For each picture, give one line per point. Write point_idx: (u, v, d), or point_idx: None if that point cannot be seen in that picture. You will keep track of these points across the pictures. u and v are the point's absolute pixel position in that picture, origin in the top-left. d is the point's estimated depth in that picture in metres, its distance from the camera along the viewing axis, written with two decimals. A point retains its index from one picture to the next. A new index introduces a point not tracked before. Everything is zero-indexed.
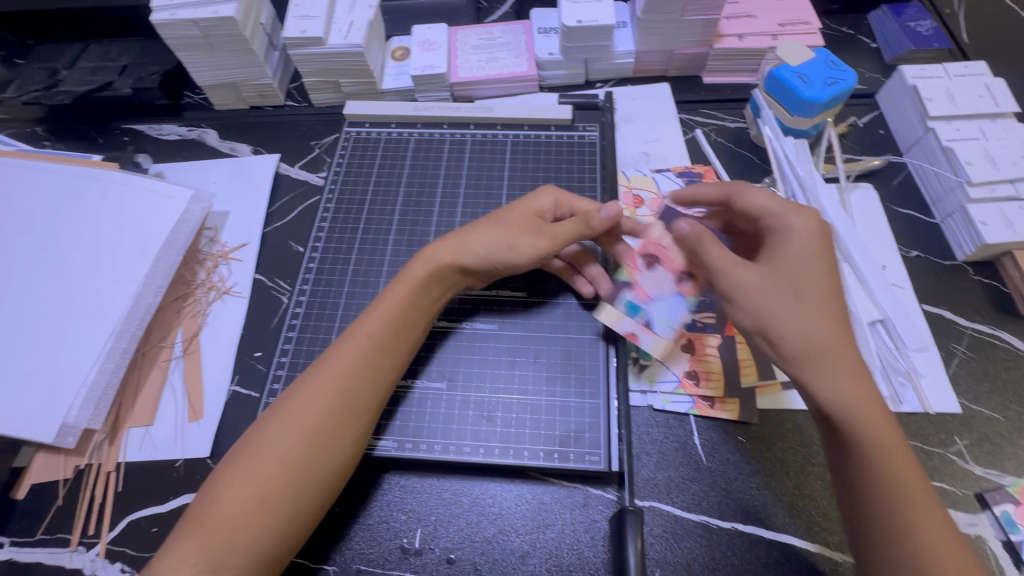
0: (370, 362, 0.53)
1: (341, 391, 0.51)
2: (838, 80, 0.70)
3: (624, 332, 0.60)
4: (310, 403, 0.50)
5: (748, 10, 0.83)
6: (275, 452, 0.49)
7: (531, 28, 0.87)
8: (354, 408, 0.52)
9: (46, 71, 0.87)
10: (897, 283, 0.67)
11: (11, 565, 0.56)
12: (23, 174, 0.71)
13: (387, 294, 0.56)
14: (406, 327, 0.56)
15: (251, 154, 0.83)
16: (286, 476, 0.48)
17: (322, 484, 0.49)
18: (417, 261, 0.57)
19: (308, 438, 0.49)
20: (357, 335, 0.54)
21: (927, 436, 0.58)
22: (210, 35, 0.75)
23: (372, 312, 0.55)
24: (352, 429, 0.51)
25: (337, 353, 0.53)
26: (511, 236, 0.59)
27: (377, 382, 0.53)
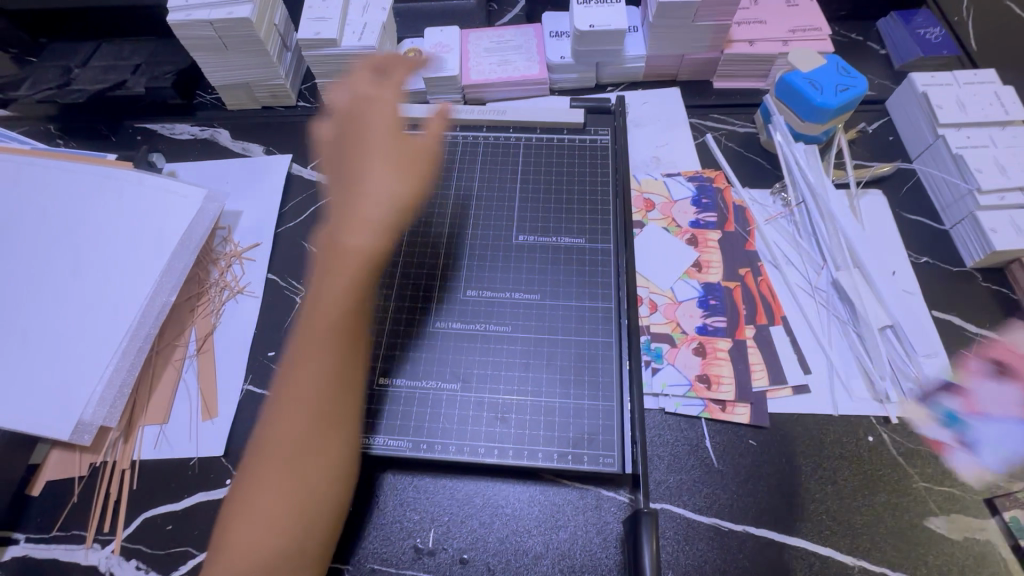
0: (337, 367, 0.54)
1: (317, 404, 0.52)
2: (850, 86, 0.71)
3: (933, 439, 0.59)
4: (295, 424, 0.52)
5: (759, 17, 0.84)
6: (277, 478, 0.50)
7: (542, 31, 0.88)
8: (337, 416, 0.53)
9: (59, 70, 0.87)
10: (907, 289, 0.68)
11: (27, 562, 0.57)
12: (38, 172, 0.71)
13: (326, 291, 0.55)
14: (359, 319, 0.56)
15: (264, 154, 0.83)
16: (295, 496, 0.50)
17: (333, 495, 0.52)
18: (345, 249, 0.57)
19: (302, 456, 0.51)
20: (318, 346, 0.54)
21: (938, 441, 0.59)
22: (225, 35, 0.76)
23: (319, 315, 0.55)
24: (340, 434, 0.53)
25: (304, 370, 0.53)
26: (409, 174, 0.62)
27: (349, 382, 0.54)
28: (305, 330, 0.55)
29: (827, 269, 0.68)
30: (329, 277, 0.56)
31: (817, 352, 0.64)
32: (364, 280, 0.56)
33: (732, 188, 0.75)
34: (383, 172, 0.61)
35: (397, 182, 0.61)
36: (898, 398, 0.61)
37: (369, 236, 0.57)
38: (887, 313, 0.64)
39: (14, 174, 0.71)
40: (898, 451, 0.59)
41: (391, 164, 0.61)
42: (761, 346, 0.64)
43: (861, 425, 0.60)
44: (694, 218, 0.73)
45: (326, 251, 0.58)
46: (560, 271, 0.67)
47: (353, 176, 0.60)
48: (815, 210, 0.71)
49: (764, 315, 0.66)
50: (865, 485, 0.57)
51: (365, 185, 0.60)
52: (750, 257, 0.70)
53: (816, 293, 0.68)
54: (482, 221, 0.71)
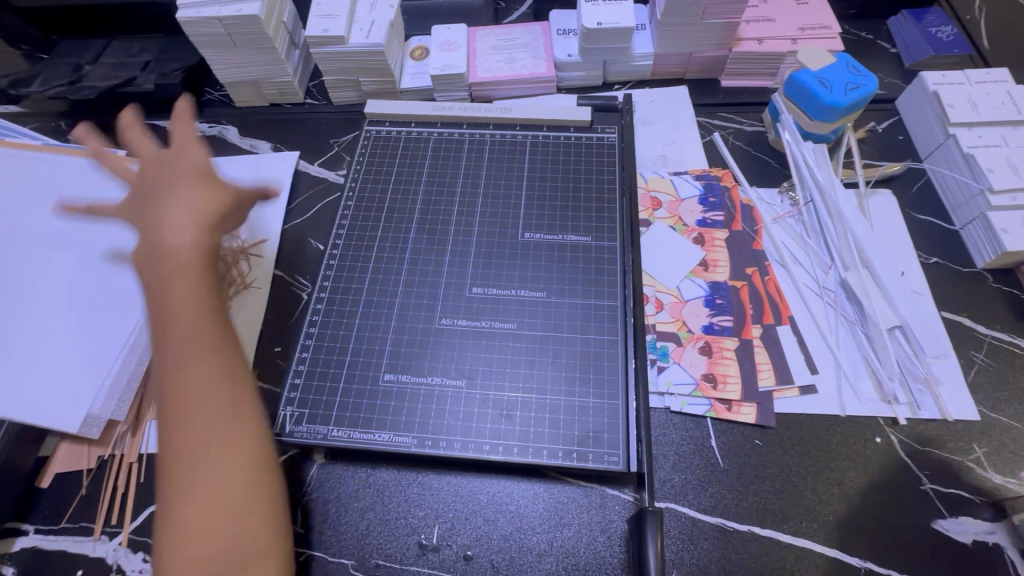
0: (214, 358, 0.50)
1: (201, 402, 0.48)
2: (860, 85, 0.70)
3: None
4: (185, 429, 0.47)
5: (768, 15, 0.84)
6: (187, 488, 0.45)
7: (550, 29, 0.87)
8: (231, 407, 0.49)
9: (69, 66, 0.88)
10: (916, 289, 0.67)
11: (36, 552, 0.57)
12: (50, 168, 0.72)
13: (169, 289, 0.50)
14: (218, 306, 0.52)
15: (271, 151, 0.84)
16: (214, 499, 0.45)
17: (262, 486, 0.48)
18: (169, 251, 0.52)
19: (205, 460, 0.46)
20: (188, 342, 0.49)
21: (946, 443, 0.58)
22: (233, 32, 0.76)
23: (171, 311, 0.50)
24: (244, 425, 0.49)
25: (179, 373, 0.48)
26: (208, 182, 0.56)
27: (235, 371, 0.50)
28: (160, 335, 0.49)
29: (835, 269, 0.68)
30: (158, 282, 0.51)
31: (825, 353, 0.63)
32: (203, 274, 0.52)
33: (740, 187, 0.75)
34: (183, 184, 0.56)
35: (185, 197, 0.55)
36: (906, 399, 0.60)
37: (192, 234, 0.53)
38: (896, 313, 0.63)
39: (26, 169, 0.71)
40: (906, 452, 0.58)
41: (189, 179, 0.57)
42: (768, 345, 0.64)
43: (869, 426, 0.60)
44: (701, 217, 0.73)
45: (150, 257, 0.52)
46: (565, 269, 0.66)
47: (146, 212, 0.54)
48: (823, 209, 0.70)
49: (771, 315, 0.66)
50: (872, 487, 0.56)
51: (158, 214, 0.54)
52: (758, 257, 0.69)
53: (824, 293, 0.67)
54: (487, 219, 0.71)
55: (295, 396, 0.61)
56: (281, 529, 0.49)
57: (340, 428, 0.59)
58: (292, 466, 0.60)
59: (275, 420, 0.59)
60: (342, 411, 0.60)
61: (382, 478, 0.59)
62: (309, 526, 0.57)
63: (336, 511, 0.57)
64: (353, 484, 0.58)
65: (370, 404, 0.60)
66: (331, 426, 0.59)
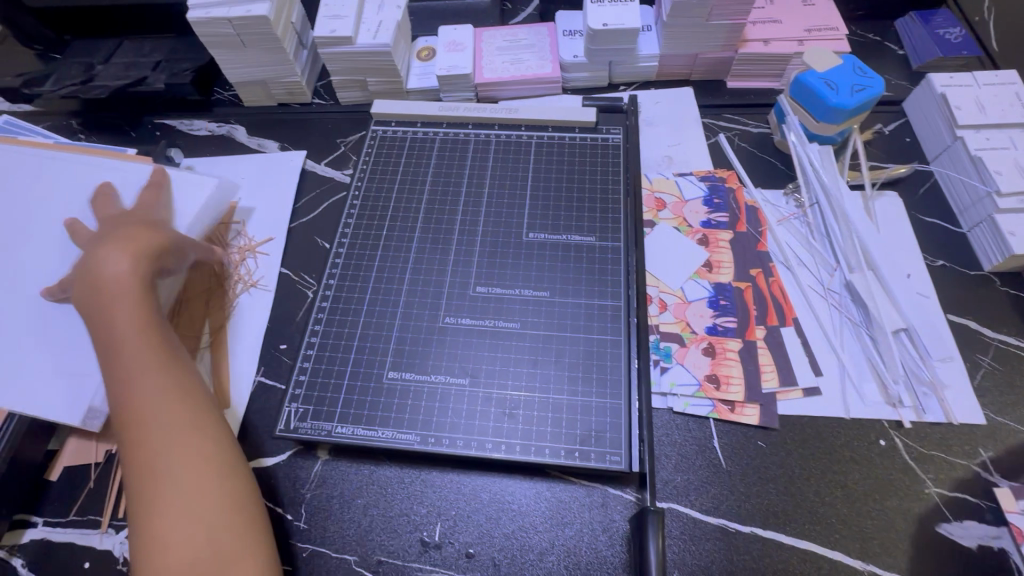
0: (163, 378, 0.53)
1: (156, 420, 0.51)
2: (866, 87, 0.70)
3: None
4: (143, 449, 0.50)
5: (774, 16, 0.83)
6: (155, 502, 0.48)
7: (556, 30, 0.88)
8: (187, 421, 0.52)
9: (82, 66, 0.89)
10: (922, 292, 0.67)
11: (44, 544, 0.58)
12: (61, 164, 0.73)
13: (114, 323, 0.54)
14: (164, 332, 0.56)
15: (278, 150, 0.85)
16: (183, 508, 0.48)
17: (230, 489, 0.51)
18: (110, 281, 0.56)
19: (165, 473, 0.49)
20: (134, 368, 0.52)
21: (951, 446, 0.58)
22: (242, 33, 0.77)
23: (118, 342, 0.53)
24: (202, 436, 0.52)
25: (130, 397, 0.51)
26: (144, 229, 0.61)
27: (186, 388, 0.54)
28: (108, 368, 0.53)
29: (840, 271, 0.68)
30: (103, 319, 0.54)
31: (829, 355, 0.63)
32: (142, 298, 0.56)
33: (745, 188, 0.75)
34: (125, 232, 0.60)
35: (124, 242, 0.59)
36: (911, 402, 0.60)
37: (126, 262, 0.57)
38: (901, 316, 0.63)
39: (38, 166, 0.72)
40: (911, 456, 0.58)
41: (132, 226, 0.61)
42: (772, 347, 0.64)
43: (873, 429, 0.59)
44: (705, 218, 0.73)
45: (94, 290, 0.56)
46: (569, 269, 0.67)
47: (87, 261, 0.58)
48: (829, 211, 0.70)
49: (775, 316, 0.65)
50: (876, 490, 0.56)
51: (98, 259, 0.57)
52: (762, 258, 0.69)
53: (829, 295, 0.67)
54: (492, 219, 0.71)
55: (300, 392, 0.61)
56: (259, 528, 0.51)
57: (344, 425, 0.59)
58: (296, 462, 0.60)
59: (281, 416, 0.60)
60: (346, 408, 0.60)
61: (385, 475, 0.59)
62: (313, 522, 0.57)
63: (340, 507, 0.58)
64: (356, 481, 0.59)
65: (374, 402, 0.60)
66: (335, 423, 0.60)
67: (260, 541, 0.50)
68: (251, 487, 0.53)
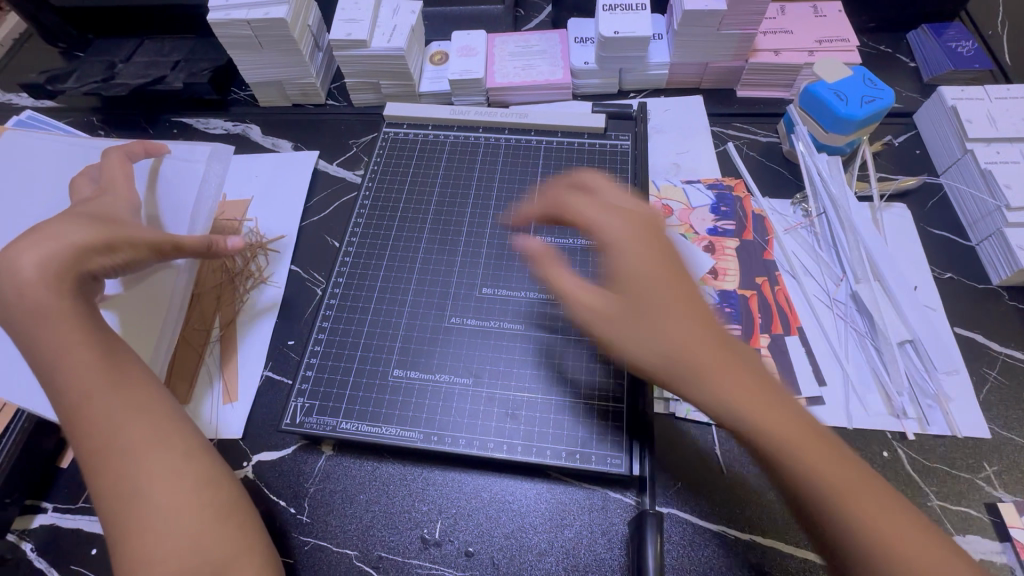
0: (118, 397, 0.50)
1: (114, 431, 0.49)
2: (876, 98, 0.70)
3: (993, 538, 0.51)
4: (109, 470, 0.48)
5: (785, 26, 0.84)
6: (133, 520, 0.47)
7: (567, 37, 0.89)
8: (152, 437, 0.50)
9: (103, 64, 0.92)
10: (928, 304, 0.66)
11: (53, 530, 0.59)
12: (79, 157, 0.74)
13: (49, 347, 0.50)
14: (113, 348, 0.53)
15: (292, 150, 0.86)
16: (164, 523, 0.47)
17: (214, 496, 0.50)
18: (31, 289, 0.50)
19: (139, 491, 0.47)
20: (77, 379, 0.50)
21: (956, 460, 0.58)
22: (260, 34, 0.79)
23: (56, 369, 0.50)
24: (171, 448, 0.50)
25: (83, 422, 0.49)
26: (84, 220, 0.54)
27: (146, 405, 0.52)
28: (52, 392, 0.50)
29: (847, 281, 0.68)
30: (36, 346, 0.50)
31: (833, 365, 0.63)
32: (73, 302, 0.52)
33: (752, 197, 0.75)
34: (57, 226, 0.53)
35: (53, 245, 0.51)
36: (916, 414, 0.60)
37: (53, 264, 0.51)
38: (907, 327, 0.63)
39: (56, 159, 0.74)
40: (914, 468, 0.58)
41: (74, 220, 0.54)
42: (776, 355, 0.64)
43: (876, 440, 0.59)
44: (712, 225, 0.73)
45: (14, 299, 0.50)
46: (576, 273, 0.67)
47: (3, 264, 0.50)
48: (836, 221, 0.70)
49: (779, 325, 0.66)
50: None
51: (16, 268, 0.50)
52: (768, 267, 0.69)
53: (835, 306, 0.67)
54: (500, 221, 0.72)
55: (307, 387, 0.62)
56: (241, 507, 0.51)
57: (348, 421, 0.60)
58: (301, 456, 0.61)
59: (287, 411, 0.61)
60: (351, 404, 0.61)
61: (387, 471, 0.60)
62: (316, 515, 0.58)
63: (342, 501, 0.58)
64: (360, 477, 0.60)
65: (379, 399, 0.61)
66: (340, 418, 0.60)
67: (255, 542, 0.50)
68: (223, 471, 0.53)
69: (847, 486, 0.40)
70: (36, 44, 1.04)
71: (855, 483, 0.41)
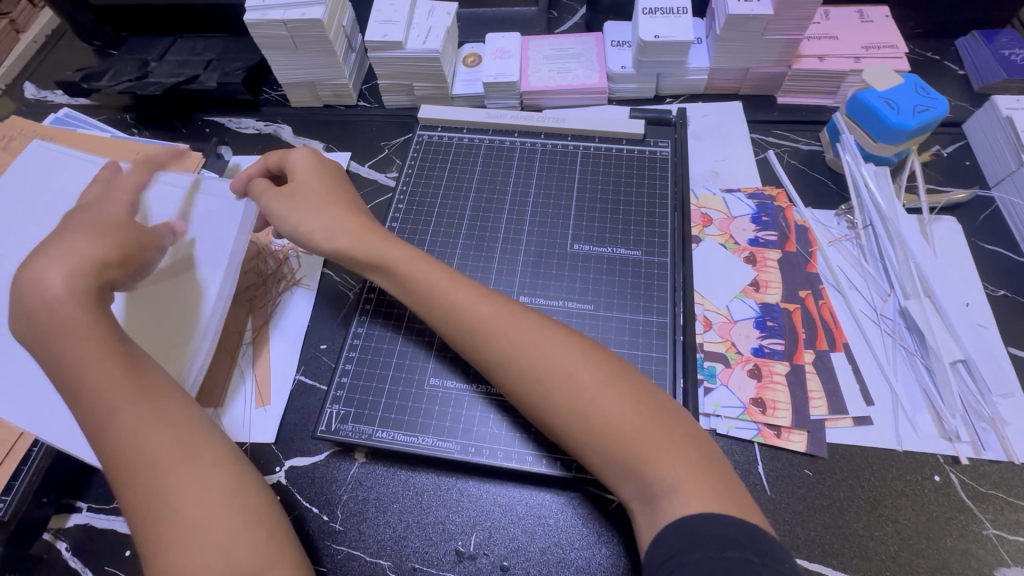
0: (140, 407, 0.48)
1: (136, 442, 0.46)
2: (928, 107, 0.67)
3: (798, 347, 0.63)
4: (135, 486, 0.45)
5: (831, 32, 0.82)
6: (161, 535, 0.43)
7: (603, 40, 0.87)
8: (177, 447, 0.47)
9: (137, 63, 0.92)
10: (982, 322, 0.64)
11: (88, 530, 0.59)
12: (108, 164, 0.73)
13: (76, 360, 0.49)
14: (140, 360, 0.51)
15: (324, 151, 0.86)
16: (192, 532, 0.44)
17: (245, 505, 0.46)
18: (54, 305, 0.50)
19: (167, 504, 0.44)
20: (96, 390, 0.48)
21: (1012, 487, 0.55)
22: (297, 35, 0.78)
23: (80, 388, 0.48)
24: (194, 455, 0.47)
25: (110, 438, 0.46)
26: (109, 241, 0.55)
27: (171, 416, 0.49)
28: (78, 407, 0.48)
29: (895, 296, 0.65)
30: (66, 363, 0.49)
31: (881, 383, 0.61)
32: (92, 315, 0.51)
33: (795, 207, 0.73)
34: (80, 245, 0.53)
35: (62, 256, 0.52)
36: (969, 438, 0.58)
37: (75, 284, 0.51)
38: (959, 346, 0.61)
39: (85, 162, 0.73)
40: (967, 493, 0.55)
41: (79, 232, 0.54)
42: (821, 371, 0.62)
43: (928, 463, 0.57)
44: (753, 236, 0.71)
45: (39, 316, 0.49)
46: (615, 283, 0.66)
47: (27, 280, 0.50)
48: (883, 233, 0.68)
49: (824, 341, 0.63)
50: (931, 527, 0.54)
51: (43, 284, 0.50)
52: (812, 280, 0.67)
53: (882, 321, 0.65)
54: (536, 228, 0.71)
55: (342, 394, 0.62)
56: (274, 515, 0.48)
57: (384, 429, 0.60)
58: (335, 463, 0.61)
59: (322, 417, 0.61)
60: (387, 412, 0.60)
61: (421, 481, 0.59)
62: (349, 524, 0.57)
63: (376, 510, 0.58)
64: (393, 486, 0.59)
65: (413, 407, 0.60)
66: (376, 426, 0.60)
67: (290, 553, 0.46)
68: (252, 479, 0.49)
69: (487, 330, 0.51)
70: (71, 41, 1.05)
71: (506, 323, 0.51)
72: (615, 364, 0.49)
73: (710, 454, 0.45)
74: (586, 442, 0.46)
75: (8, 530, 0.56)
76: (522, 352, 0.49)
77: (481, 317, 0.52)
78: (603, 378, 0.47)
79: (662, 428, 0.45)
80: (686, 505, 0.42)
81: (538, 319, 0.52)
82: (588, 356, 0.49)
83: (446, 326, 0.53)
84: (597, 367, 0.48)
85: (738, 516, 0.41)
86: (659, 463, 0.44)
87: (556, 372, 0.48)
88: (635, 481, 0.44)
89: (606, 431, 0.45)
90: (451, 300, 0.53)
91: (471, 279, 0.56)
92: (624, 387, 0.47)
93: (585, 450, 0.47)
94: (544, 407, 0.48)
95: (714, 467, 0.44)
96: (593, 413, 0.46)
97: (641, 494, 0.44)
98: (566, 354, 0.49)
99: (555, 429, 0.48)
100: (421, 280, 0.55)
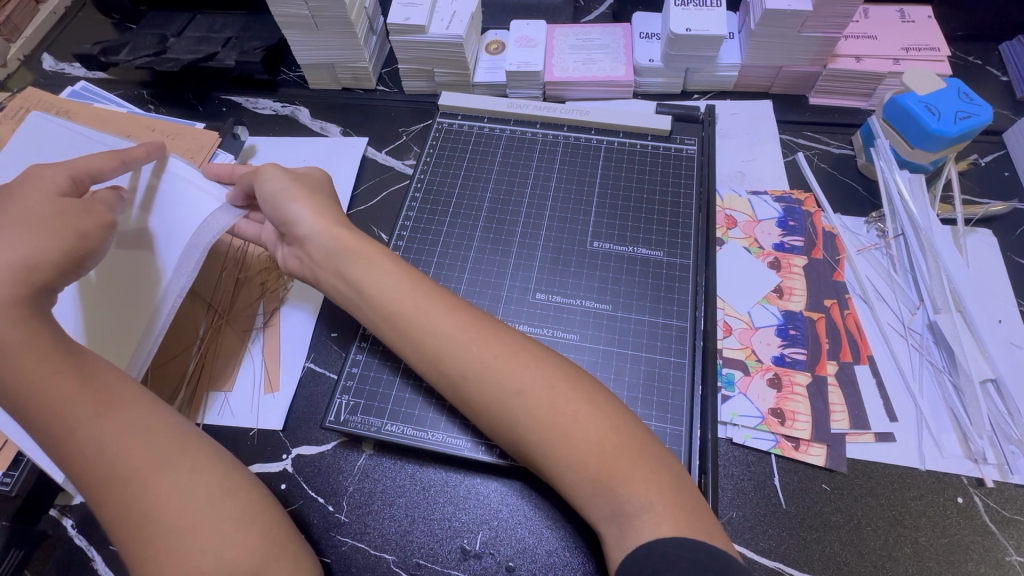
0: (110, 420, 0.46)
1: (106, 458, 0.45)
2: (970, 115, 0.64)
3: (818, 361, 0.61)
4: (112, 498, 0.44)
5: (870, 31, 0.78)
6: (148, 546, 0.43)
7: (631, 32, 0.85)
8: (152, 458, 0.45)
9: (155, 38, 0.91)
10: (1015, 340, 0.61)
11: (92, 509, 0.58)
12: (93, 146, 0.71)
13: (24, 374, 0.47)
14: (93, 370, 0.49)
15: (341, 135, 0.84)
16: (182, 539, 0.43)
17: (235, 507, 0.46)
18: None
19: (150, 514, 0.43)
20: (60, 410, 0.46)
21: None
22: (317, 15, 0.76)
23: (44, 407, 0.46)
24: (170, 463, 0.46)
25: (80, 455, 0.45)
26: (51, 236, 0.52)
27: (145, 425, 0.47)
28: (45, 427, 0.46)
29: (924, 310, 0.63)
30: (11, 379, 0.47)
31: (906, 399, 0.59)
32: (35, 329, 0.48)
33: (823, 213, 0.71)
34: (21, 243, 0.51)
35: (36, 244, 0.51)
36: (996, 460, 0.56)
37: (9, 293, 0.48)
38: (990, 365, 0.59)
39: (74, 141, 0.71)
40: (991, 518, 0.53)
41: (40, 220, 0.52)
42: (844, 384, 0.60)
43: (952, 484, 0.55)
44: (779, 241, 0.69)
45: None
46: (636, 285, 0.64)
47: None
48: (915, 244, 0.66)
49: (849, 352, 0.61)
50: (951, 550, 0.52)
51: None
52: (838, 288, 0.65)
53: (909, 335, 0.62)
54: (555, 224, 0.69)
55: (351, 385, 0.61)
56: (268, 514, 0.47)
57: (394, 423, 0.59)
58: (342, 454, 0.60)
59: (331, 408, 0.60)
60: (397, 406, 0.60)
61: (429, 476, 0.58)
62: (353, 516, 0.56)
63: (381, 502, 0.57)
64: (400, 480, 0.58)
65: (422, 401, 0.59)
66: (385, 420, 0.59)
67: (285, 551, 0.46)
68: (241, 478, 0.48)
69: (464, 343, 0.49)
70: (91, 12, 1.03)
71: (486, 338, 0.50)
72: (595, 383, 0.49)
73: (683, 477, 0.46)
74: (560, 460, 0.45)
75: (15, 504, 0.57)
76: (504, 370, 0.48)
77: (460, 338, 0.50)
78: (583, 397, 0.47)
79: (637, 450, 0.45)
80: (657, 526, 0.42)
81: (516, 337, 0.51)
82: (567, 375, 0.48)
83: (423, 331, 0.51)
84: (576, 385, 0.48)
85: (702, 541, 0.41)
86: (638, 484, 0.43)
87: (537, 388, 0.47)
88: (610, 502, 0.44)
89: (581, 450, 0.44)
90: (432, 307, 0.51)
91: (450, 293, 0.55)
92: (601, 405, 0.47)
93: (559, 469, 0.45)
94: (520, 422, 0.46)
95: (684, 492, 0.44)
96: (570, 430, 0.45)
97: (613, 513, 0.43)
98: (545, 372, 0.48)
99: (531, 448, 0.46)
100: (404, 288, 0.53)
